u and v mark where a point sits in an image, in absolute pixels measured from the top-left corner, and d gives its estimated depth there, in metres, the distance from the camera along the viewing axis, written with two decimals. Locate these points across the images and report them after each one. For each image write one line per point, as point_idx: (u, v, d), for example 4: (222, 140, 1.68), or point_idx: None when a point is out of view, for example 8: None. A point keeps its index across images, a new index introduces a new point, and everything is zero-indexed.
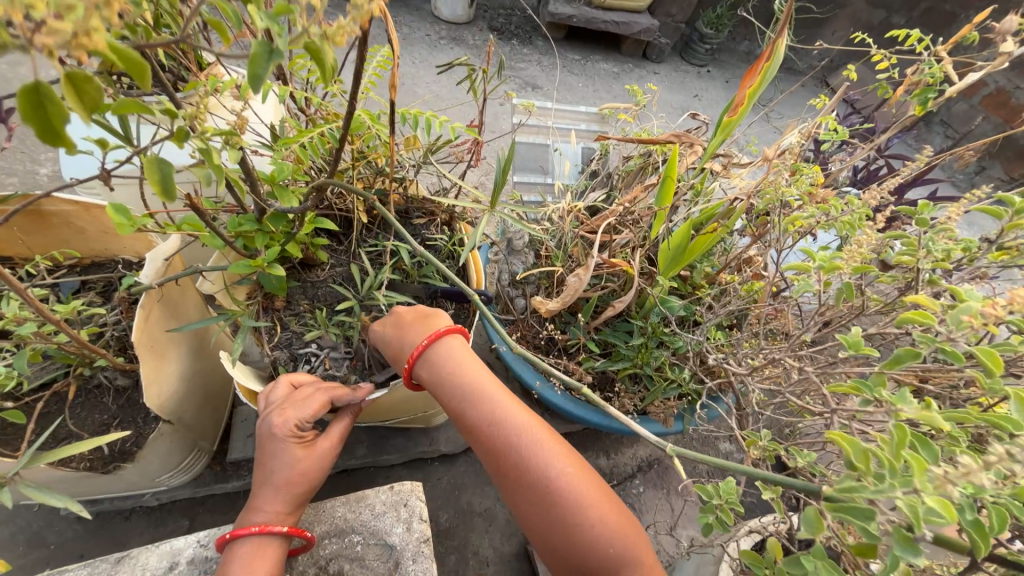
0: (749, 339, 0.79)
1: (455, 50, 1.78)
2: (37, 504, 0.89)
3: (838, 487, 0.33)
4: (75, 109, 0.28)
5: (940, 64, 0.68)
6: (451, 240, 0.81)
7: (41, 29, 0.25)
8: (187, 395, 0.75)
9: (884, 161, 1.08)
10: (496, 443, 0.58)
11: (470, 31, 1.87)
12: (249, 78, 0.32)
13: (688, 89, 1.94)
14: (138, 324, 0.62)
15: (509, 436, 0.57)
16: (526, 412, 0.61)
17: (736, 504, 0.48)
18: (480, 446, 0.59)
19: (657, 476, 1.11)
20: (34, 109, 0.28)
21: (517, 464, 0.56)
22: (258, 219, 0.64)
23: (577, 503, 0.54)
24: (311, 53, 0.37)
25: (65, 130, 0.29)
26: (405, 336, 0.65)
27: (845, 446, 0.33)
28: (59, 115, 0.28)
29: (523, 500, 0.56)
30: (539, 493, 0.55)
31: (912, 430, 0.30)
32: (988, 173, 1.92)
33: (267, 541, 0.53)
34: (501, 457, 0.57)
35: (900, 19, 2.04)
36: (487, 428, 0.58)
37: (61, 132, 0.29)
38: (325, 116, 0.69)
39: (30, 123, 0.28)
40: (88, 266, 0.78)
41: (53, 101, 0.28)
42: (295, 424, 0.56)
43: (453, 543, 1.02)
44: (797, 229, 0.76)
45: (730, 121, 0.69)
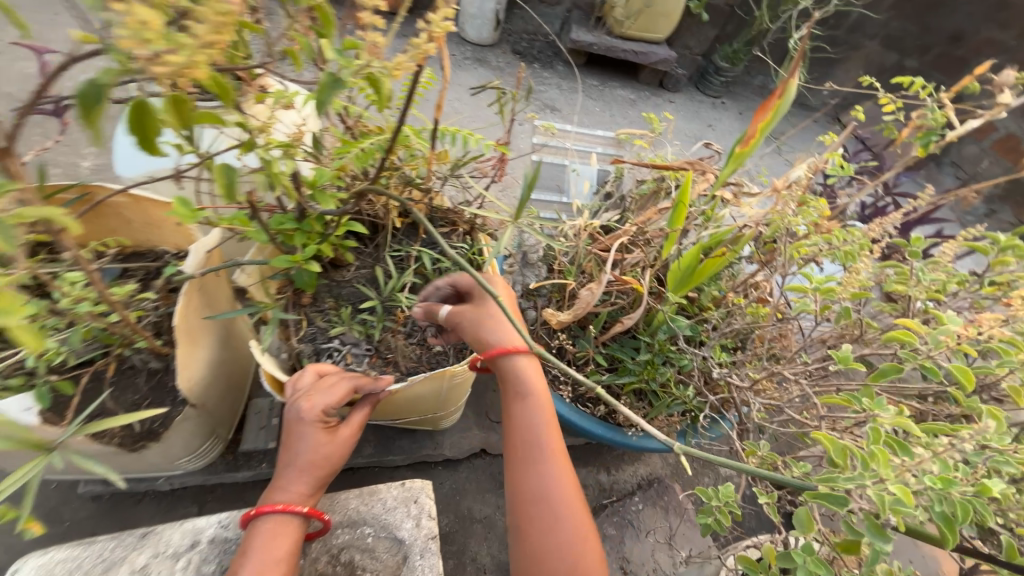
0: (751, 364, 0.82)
1: (479, 71, 1.86)
2: (55, 482, 0.92)
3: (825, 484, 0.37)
4: (174, 125, 0.35)
5: (942, 110, 0.73)
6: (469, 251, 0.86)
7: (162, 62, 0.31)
8: (213, 379, 0.79)
9: (891, 198, 1.11)
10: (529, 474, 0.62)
11: (494, 54, 1.96)
12: (318, 101, 0.37)
13: (702, 119, 2.01)
14: (179, 311, 0.67)
15: (547, 483, 0.61)
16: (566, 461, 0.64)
17: (734, 508, 0.51)
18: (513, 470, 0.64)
19: (656, 493, 1.12)
20: (139, 126, 0.34)
21: (545, 501, 0.60)
22: (298, 219, 0.69)
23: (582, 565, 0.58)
24: (373, 83, 0.42)
25: (157, 141, 0.35)
26: (497, 320, 0.70)
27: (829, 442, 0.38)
28: (156, 129, 0.34)
29: (529, 545, 0.59)
30: (552, 546, 0.58)
31: (886, 433, 0.39)
32: (998, 216, 1.94)
33: (288, 519, 0.56)
34: (529, 489, 0.61)
35: (912, 62, 2.08)
36: (530, 454, 0.63)
37: (154, 143, 0.35)
38: (365, 128, 0.73)
39: (133, 136, 0.34)
40: (129, 255, 0.84)
41: (151, 119, 0.34)
42: (321, 410, 0.59)
43: (452, 548, 1.03)
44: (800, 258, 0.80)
45: (742, 152, 0.74)
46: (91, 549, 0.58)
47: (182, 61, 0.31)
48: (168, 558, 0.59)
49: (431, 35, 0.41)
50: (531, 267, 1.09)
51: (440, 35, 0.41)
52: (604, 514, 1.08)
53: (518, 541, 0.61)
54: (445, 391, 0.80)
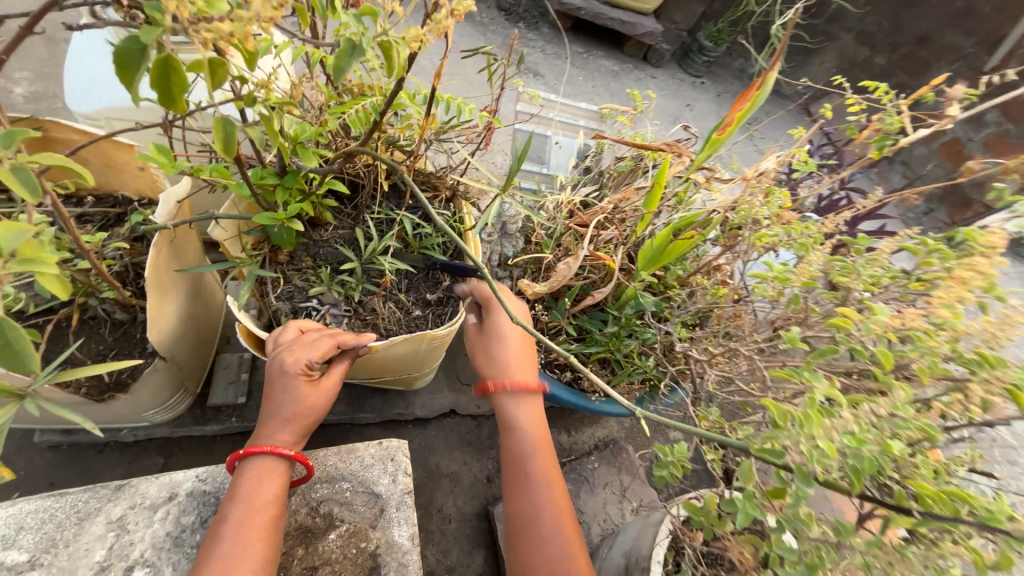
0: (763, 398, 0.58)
1: (486, 36, 1.85)
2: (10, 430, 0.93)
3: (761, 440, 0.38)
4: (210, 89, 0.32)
5: (899, 117, 0.79)
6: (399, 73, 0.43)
7: (201, 25, 0.30)
8: (180, 335, 0.80)
9: (845, 194, 1.24)
10: (532, 537, 0.62)
11: (496, 24, 1.92)
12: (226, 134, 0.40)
13: (682, 98, 2.06)
14: (150, 262, 0.66)
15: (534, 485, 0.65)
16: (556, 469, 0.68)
17: (685, 463, 0.52)
18: (515, 491, 0.66)
19: (611, 454, 1.22)
20: (161, 77, 0.31)
21: (544, 565, 0.60)
22: (279, 174, 0.67)
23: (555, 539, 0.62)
24: (384, 50, 0.39)
25: (183, 98, 0.32)
26: (503, 344, 0.75)
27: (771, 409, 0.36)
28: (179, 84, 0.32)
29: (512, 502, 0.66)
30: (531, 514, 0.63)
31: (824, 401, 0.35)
32: (909, 153, 1.91)
33: (273, 466, 0.58)
34: (533, 550, 0.61)
35: (881, 60, 1.98)
36: (513, 434, 0.69)
37: (180, 100, 0.32)
38: (359, 89, 0.69)
39: (155, 89, 0.31)
40: (85, 199, 0.81)
41: (177, 74, 0.31)
42: (304, 363, 0.61)
43: (420, 499, 1.14)
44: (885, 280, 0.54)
45: (718, 138, 0.88)
46: (64, 501, 0.57)
47: (225, 29, 0.30)
48: (145, 509, 0.58)
49: (450, 12, 0.39)
50: (508, 238, 1.16)
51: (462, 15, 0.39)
52: (562, 470, 1.17)
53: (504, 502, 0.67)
54: (423, 349, 0.83)
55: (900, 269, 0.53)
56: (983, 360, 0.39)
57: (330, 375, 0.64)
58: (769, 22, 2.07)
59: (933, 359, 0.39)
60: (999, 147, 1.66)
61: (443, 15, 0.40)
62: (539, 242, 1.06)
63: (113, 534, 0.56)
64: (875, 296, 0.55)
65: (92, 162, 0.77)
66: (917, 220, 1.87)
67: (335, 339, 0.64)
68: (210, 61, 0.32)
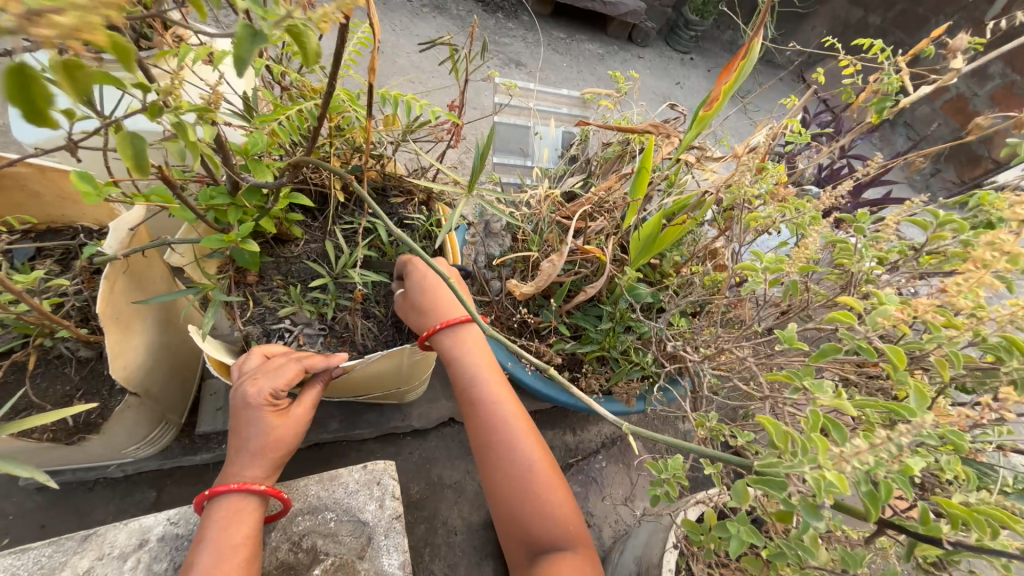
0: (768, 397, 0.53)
1: (464, 28, 1.79)
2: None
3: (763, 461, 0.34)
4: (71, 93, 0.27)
5: (899, 75, 0.73)
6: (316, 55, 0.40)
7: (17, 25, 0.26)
8: (153, 366, 0.76)
9: (845, 162, 1.18)
10: (508, 458, 0.64)
11: (473, 15, 1.85)
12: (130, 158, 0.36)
13: (670, 76, 1.99)
14: (103, 296, 0.62)
15: (505, 440, 0.65)
16: (523, 419, 0.67)
17: (683, 479, 0.48)
18: (479, 424, 0.67)
19: (619, 451, 1.17)
20: (18, 90, 0.26)
21: (525, 478, 0.63)
22: (230, 193, 0.63)
23: (537, 486, 0.63)
24: (294, 35, 0.37)
25: (52, 113, 0.28)
26: (436, 300, 0.72)
27: (770, 428, 0.34)
28: (44, 95, 0.27)
29: (493, 470, 0.65)
30: (513, 471, 0.63)
31: (825, 415, 0.31)
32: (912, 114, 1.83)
33: (245, 501, 0.55)
34: (509, 470, 0.63)
35: (875, 19, 1.90)
36: (472, 394, 0.68)
37: (49, 114, 0.27)
38: (304, 91, 0.65)
39: (14, 105, 0.26)
40: (43, 232, 0.77)
41: (35, 83, 0.27)
42: (268, 393, 0.56)
43: (423, 513, 1.11)
44: (893, 256, 0.49)
45: (706, 115, 0.83)
46: (25, 558, 0.54)
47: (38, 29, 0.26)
48: (114, 560, 0.55)
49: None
50: (494, 237, 1.12)
51: None
52: (569, 473, 1.13)
53: (482, 466, 0.66)
54: (407, 363, 0.78)
55: (910, 243, 0.47)
56: (1012, 347, 0.34)
57: (301, 402, 0.61)
58: None
59: (953, 351, 0.34)
60: (1005, 101, 1.58)
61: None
62: (526, 241, 1.01)
63: None
64: (882, 278, 0.50)
65: (44, 195, 0.73)
66: (923, 183, 1.80)
67: (301, 364, 0.59)
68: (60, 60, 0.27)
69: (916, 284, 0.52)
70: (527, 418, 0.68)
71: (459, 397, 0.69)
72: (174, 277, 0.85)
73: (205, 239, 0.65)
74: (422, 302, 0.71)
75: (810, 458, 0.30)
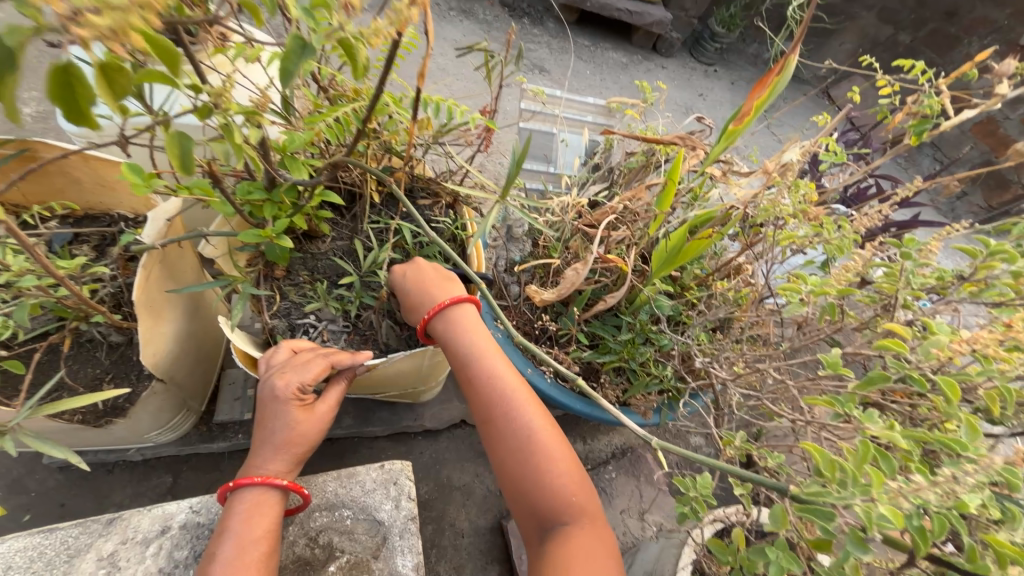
0: (797, 419, 0.52)
1: (490, 33, 1.80)
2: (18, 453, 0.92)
3: (806, 488, 0.34)
4: (102, 96, 0.29)
5: (938, 98, 0.72)
6: (364, 66, 0.41)
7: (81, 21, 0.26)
8: (179, 355, 0.77)
9: (873, 182, 1.16)
10: (512, 434, 0.63)
11: (500, 20, 1.86)
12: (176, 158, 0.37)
13: (694, 87, 1.98)
14: (139, 283, 0.64)
15: (508, 416, 0.63)
16: (526, 395, 0.66)
17: (711, 498, 0.48)
18: (479, 400, 0.66)
19: (630, 463, 1.16)
20: (64, 88, 0.30)
21: (531, 453, 0.61)
22: (267, 189, 0.64)
23: (543, 461, 0.61)
24: (344, 48, 0.38)
25: (91, 111, 0.31)
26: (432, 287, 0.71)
27: (815, 456, 0.34)
28: (85, 96, 0.30)
29: (498, 447, 0.63)
30: (518, 448, 0.62)
31: (874, 446, 0.31)
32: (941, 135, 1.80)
33: (268, 494, 0.55)
34: (514, 447, 0.62)
35: (905, 37, 1.87)
36: (472, 371, 0.66)
37: (87, 113, 0.31)
38: (346, 93, 0.66)
39: (58, 102, 0.30)
40: (81, 219, 0.80)
41: (79, 82, 0.30)
42: (296, 387, 0.57)
43: (431, 514, 1.11)
44: (932, 284, 0.48)
45: (736, 129, 0.82)
46: (53, 537, 0.55)
47: (107, 24, 0.26)
48: (137, 545, 0.56)
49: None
50: (515, 241, 1.12)
51: None
52: None
53: (488, 444, 0.65)
54: (426, 364, 0.79)
55: (951, 271, 0.47)
56: None
57: (325, 398, 0.61)
58: (784, 4, 1.97)
59: (1004, 384, 0.34)
60: None
61: (402, 3, 0.35)
62: (547, 247, 1.01)
63: (103, 572, 0.54)
64: (918, 305, 0.49)
65: (84, 182, 0.75)
66: (949, 206, 1.77)
67: (326, 357, 0.60)
68: (100, 64, 0.29)
69: (954, 313, 0.51)
70: (530, 395, 0.66)
71: (458, 375, 0.68)
72: (202, 269, 0.86)
73: (239, 233, 0.66)
74: (432, 303, 0.68)
75: (863, 489, 0.30)
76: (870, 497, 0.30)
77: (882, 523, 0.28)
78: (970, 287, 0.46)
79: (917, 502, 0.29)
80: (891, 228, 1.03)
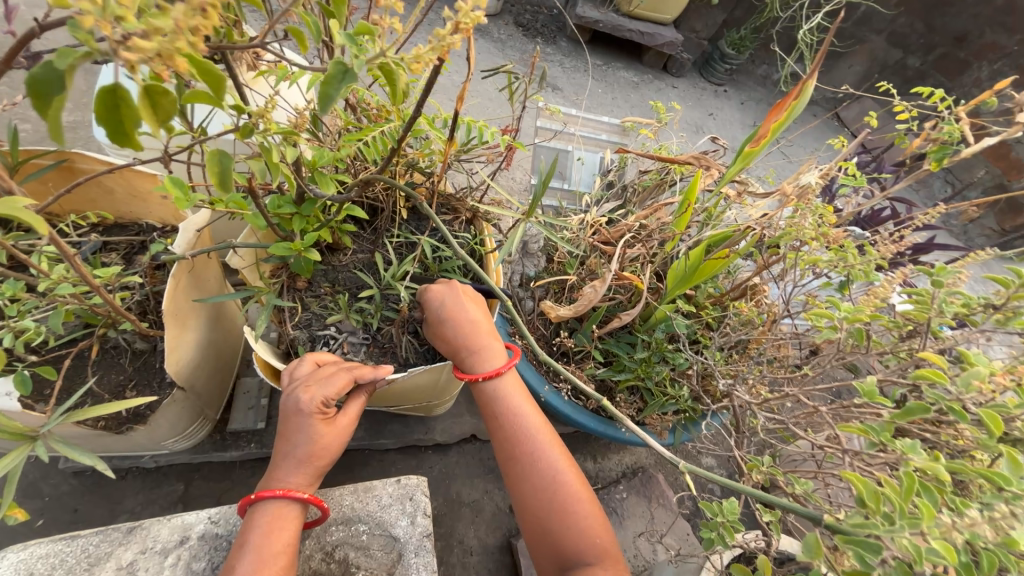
0: (823, 444, 0.51)
1: (505, 52, 1.84)
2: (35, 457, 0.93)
3: (848, 520, 0.35)
4: (146, 119, 0.30)
5: (958, 125, 0.72)
6: (402, 90, 0.43)
7: (139, 49, 0.27)
8: (199, 363, 0.78)
9: (889, 204, 1.16)
10: (534, 471, 0.63)
11: (515, 40, 1.91)
12: (216, 177, 0.38)
13: (705, 107, 2.01)
14: (168, 293, 0.65)
15: (531, 453, 0.64)
16: (549, 431, 0.66)
17: (738, 524, 0.48)
18: (502, 435, 0.66)
19: (641, 483, 1.13)
20: (110, 110, 0.30)
21: (553, 491, 0.62)
22: (296, 203, 0.65)
23: (566, 499, 0.61)
24: (384, 72, 0.39)
25: (134, 132, 0.31)
26: (462, 322, 0.68)
27: (857, 485, 0.34)
28: (130, 117, 0.31)
29: (520, 483, 0.63)
30: (540, 485, 0.62)
31: (919, 479, 0.32)
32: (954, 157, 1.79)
33: (288, 508, 0.55)
34: (537, 484, 0.62)
35: (915, 61, 1.89)
36: (497, 407, 0.67)
37: (131, 135, 0.31)
38: (377, 112, 0.67)
39: (104, 124, 0.30)
40: (111, 227, 0.81)
41: (125, 104, 0.30)
42: (319, 400, 0.58)
43: (440, 530, 1.10)
44: (961, 311, 0.47)
45: (752, 150, 0.83)
46: (74, 545, 0.55)
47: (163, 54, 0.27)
48: (156, 554, 0.56)
49: (456, 26, 0.37)
50: (530, 257, 1.13)
51: (470, 26, 0.37)
52: None
53: (509, 480, 0.65)
54: (444, 378, 0.79)
55: (980, 297, 0.47)
56: None
57: (346, 412, 0.61)
58: (795, 27, 2.00)
59: None
60: None
61: (444, 32, 0.37)
62: (563, 264, 1.02)
63: None
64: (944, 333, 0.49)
65: (116, 192, 0.77)
66: (961, 228, 1.76)
67: (349, 373, 0.61)
68: (146, 88, 0.29)
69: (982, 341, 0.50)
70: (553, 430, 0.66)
71: (482, 409, 0.68)
72: (225, 279, 0.88)
73: (267, 245, 0.67)
74: (465, 339, 0.67)
75: (910, 521, 0.31)
76: (916, 530, 0.31)
77: (931, 558, 0.30)
78: (1001, 316, 0.45)
79: (969, 538, 0.31)
80: (907, 251, 1.03)
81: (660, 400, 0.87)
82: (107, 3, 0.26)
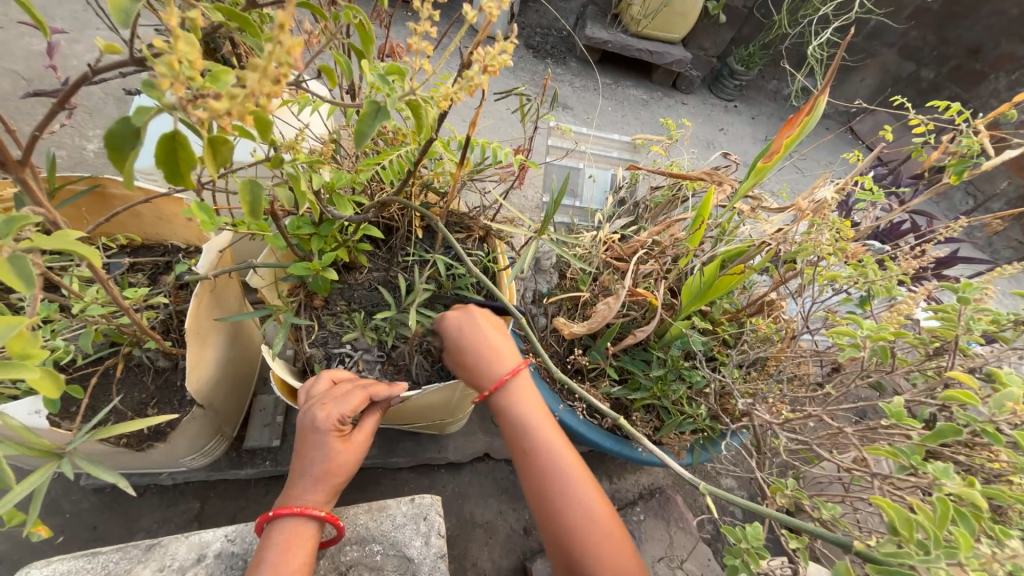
0: (849, 467, 0.50)
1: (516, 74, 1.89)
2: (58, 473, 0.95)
3: (880, 548, 0.33)
4: (205, 165, 0.31)
5: (977, 137, 0.71)
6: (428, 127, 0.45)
7: (198, 102, 0.29)
8: (218, 380, 0.79)
9: (908, 217, 1.14)
10: (547, 480, 0.63)
11: (526, 61, 1.95)
12: (249, 207, 0.40)
13: (716, 123, 2.02)
14: (192, 312, 0.67)
15: (544, 461, 0.63)
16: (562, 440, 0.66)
17: (762, 551, 0.46)
18: (516, 443, 0.66)
19: (659, 505, 1.10)
20: (168, 153, 0.32)
21: (564, 500, 0.61)
22: (315, 223, 0.67)
23: (576, 508, 0.61)
24: (413, 108, 0.41)
25: (187, 174, 0.33)
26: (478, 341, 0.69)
27: (888, 512, 0.33)
28: (186, 161, 0.32)
29: (533, 490, 0.64)
30: (552, 493, 0.62)
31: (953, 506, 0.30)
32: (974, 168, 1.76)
33: (304, 526, 0.55)
34: (548, 491, 0.62)
35: (929, 73, 1.87)
36: (511, 416, 0.67)
37: (184, 175, 0.33)
38: (394, 136, 0.69)
39: (162, 166, 0.32)
40: (138, 249, 0.84)
41: (184, 150, 0.32)
42: (336, 418, 0.58)
43: (453, 552, 1.08)
44: (988, 330, 0.46)
45: (765, 166, 0.82)
46: (95, 562, 0.56)
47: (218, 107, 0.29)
48: (173, 573, 0.56)
49: (483, 68, 0.39)
50: (542, 273, 1.13)
51: (496, 69, 0.39)
52: None
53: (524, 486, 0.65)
54: (457, 395, 0.79)
55: (1008, 313, 0.45)
56: None
57: (361, 429, 0.62)
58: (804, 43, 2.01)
59: None
60: None
61: (470, 73, 0.39)
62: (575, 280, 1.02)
63: None
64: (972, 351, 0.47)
65: (144, 216, 0.80)
66: (986, 240, 1.71)
67: (365, 388, 0.61)
68: (209, 138, 0.31)
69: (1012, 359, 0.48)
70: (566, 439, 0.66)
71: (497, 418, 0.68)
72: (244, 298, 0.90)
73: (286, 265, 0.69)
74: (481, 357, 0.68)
75: (947, 551, 0.29)
76: (953, 561, 0.29)
77: None
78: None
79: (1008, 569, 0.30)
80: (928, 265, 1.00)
81: (677, 419, 0.85)
82: (182, 68, 0.28)
